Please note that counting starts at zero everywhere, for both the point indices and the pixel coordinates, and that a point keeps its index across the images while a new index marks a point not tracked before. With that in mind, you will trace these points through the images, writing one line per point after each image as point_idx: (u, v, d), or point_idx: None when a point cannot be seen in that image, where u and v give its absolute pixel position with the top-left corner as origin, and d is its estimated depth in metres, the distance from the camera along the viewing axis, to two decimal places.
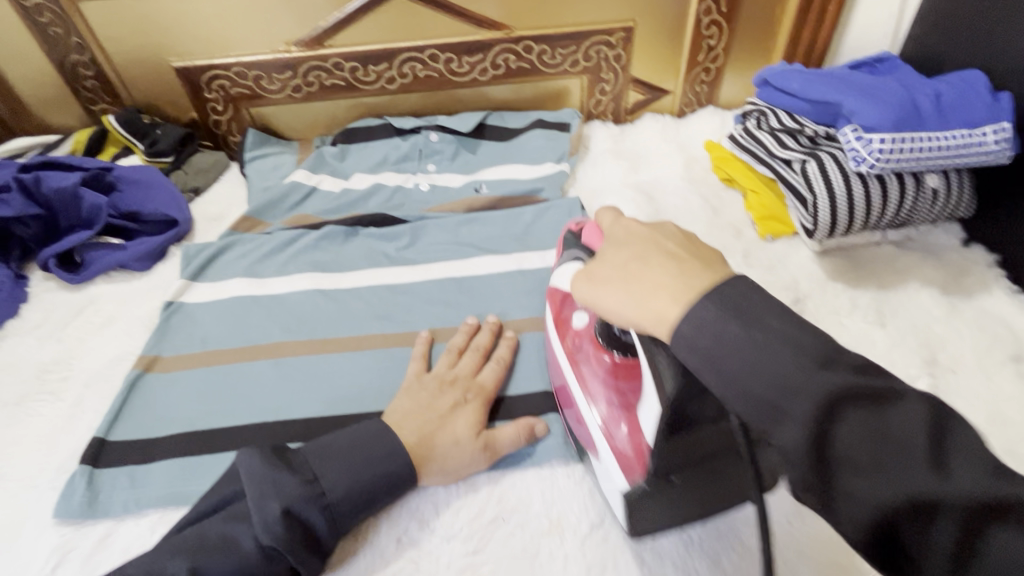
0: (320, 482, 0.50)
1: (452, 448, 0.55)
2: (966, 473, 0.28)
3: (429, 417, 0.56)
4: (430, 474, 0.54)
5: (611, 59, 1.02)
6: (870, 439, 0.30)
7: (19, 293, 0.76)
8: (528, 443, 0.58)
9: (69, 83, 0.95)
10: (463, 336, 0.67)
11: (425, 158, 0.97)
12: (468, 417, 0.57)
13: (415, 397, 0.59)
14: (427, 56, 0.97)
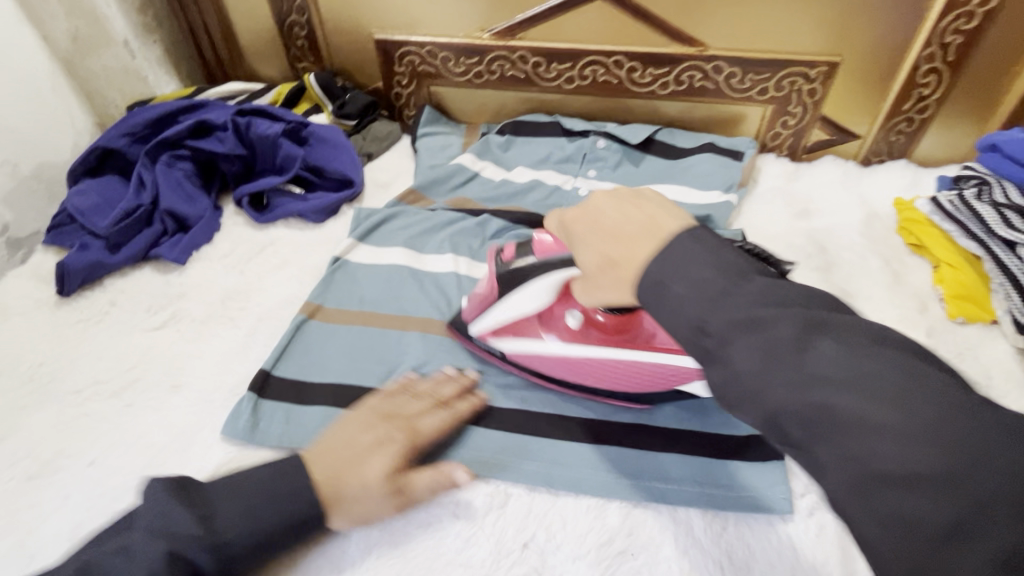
0: (215, 520, 0.46)
1: (360, 492, 0.50)
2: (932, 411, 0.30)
3: (346, 453, 0.51)
4: (339, 516, 0.50)
5: (804, 93, 0.95)
6: (958, 454, 0.29)
7: (215, 222, 0.85)
8: (444, 489, 0.54)
9: (283, 40, 1.04)
10: (433, 380, 0.63)
11: (587, 163, 0.96)
12: (386, 458, 0.52)
13: (348, 426, 0.54)
14: (611, 62, 0.96)
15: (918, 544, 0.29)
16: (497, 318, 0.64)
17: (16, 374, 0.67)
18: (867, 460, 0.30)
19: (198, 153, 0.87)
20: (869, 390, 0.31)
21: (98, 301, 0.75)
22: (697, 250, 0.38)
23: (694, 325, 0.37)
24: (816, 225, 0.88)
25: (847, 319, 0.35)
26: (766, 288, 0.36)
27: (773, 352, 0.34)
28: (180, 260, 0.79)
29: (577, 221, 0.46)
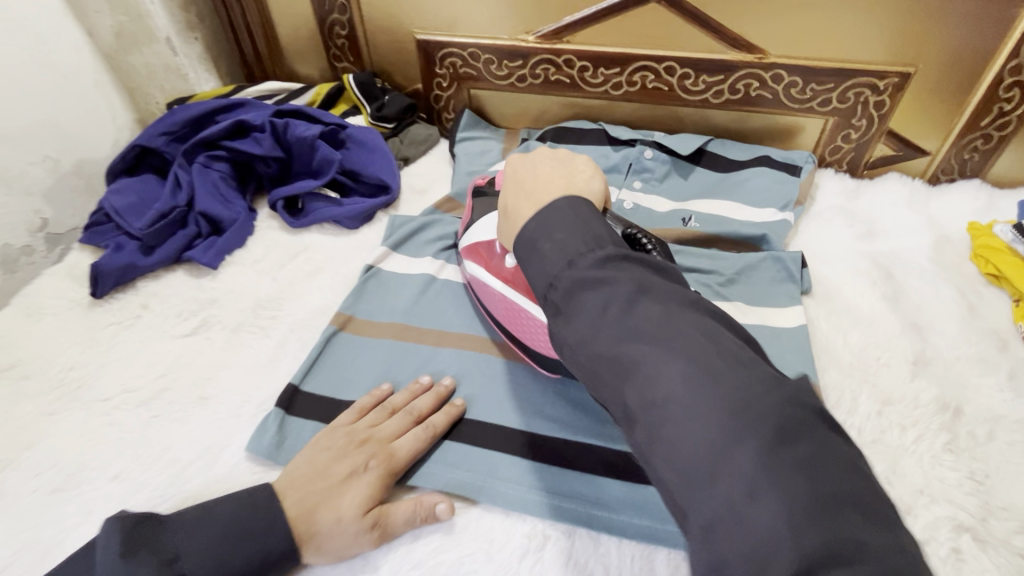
0: (180, 560, 0.45)
1: (333, 526, 0.50)
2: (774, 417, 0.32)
3: (317, 487, 0.51)
4: (313, 552, 0.50)
5: (869, 105, 0.88)
6: (820, 494, 0.29)
7: (249, 226, 0.83)
8: (423, 522, 0.53)
9: (324, 39, 1.02)
10: (406, 393, 0.62)
11: (633, 174, 0.92)
12: (358, 491, 0.52)
13: (315, 456, 0.54)
14: (662, 68, 0.91)
15: (696, 483, 0.32)
16: (470, 237, 0.71)
17: (47, 378, 0.65)
18: (664, 405, 0.35)
19: (234, 154, 0.86)
20: (677, 344, 0.36)
21: (131, 304, 0.74)
22: (567, 221, 0.44)
23: (549, 282, 0.42)
24: (880, 249, 0.82)
25: (678, 290, 0.40)
26: (615, 257, 0.41)
27: (603, 308, 0.39)
28: (212, 264, 0.77)
29: (528, 231, 0.45)
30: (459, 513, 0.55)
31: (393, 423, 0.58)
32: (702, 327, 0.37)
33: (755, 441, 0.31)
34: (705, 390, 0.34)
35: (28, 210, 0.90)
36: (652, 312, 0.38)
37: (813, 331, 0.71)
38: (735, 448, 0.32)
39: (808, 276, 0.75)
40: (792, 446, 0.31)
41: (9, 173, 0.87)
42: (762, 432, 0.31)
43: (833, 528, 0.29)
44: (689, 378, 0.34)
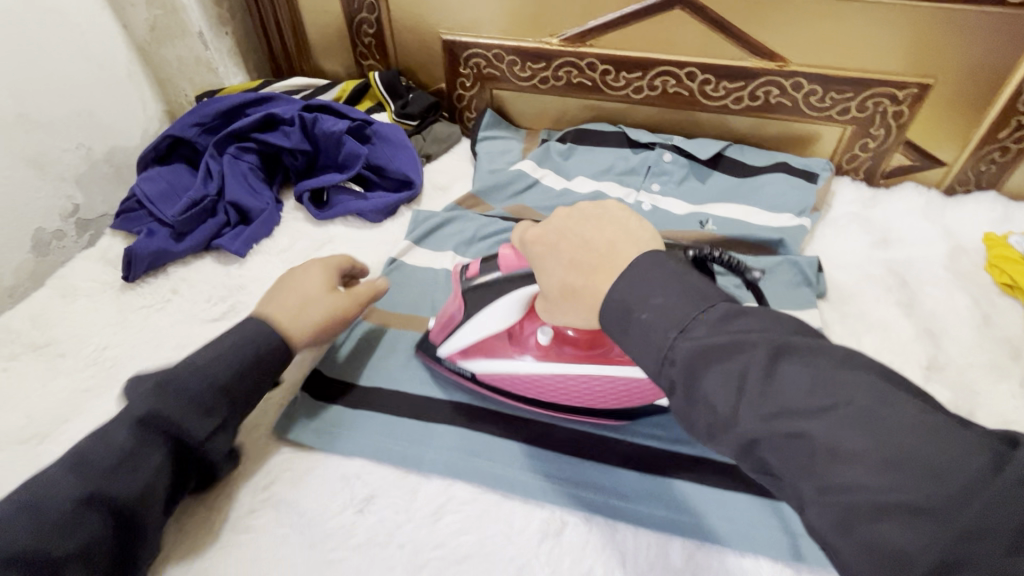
0: (121, 454, 0.47)
1: (305, 306, 0.59)
2: (878, 412, 0.31)
3: (287, 304, 0.59)
4: (301, 334, 0.59)
5: (888, 114, 0.90)
6: (950, 485, 0.29)
7: (276, 216, 0.85)
8: (377, 297, 0.67)
9: (351, 37, 1.05)
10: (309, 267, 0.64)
11: (652, 177, 0.93)
12: (313, 276, 0.62)
13: (267, 297, 0.61)
14: (684, 73, 0.92)
15: (826, 505, 0.32)
16: (466, 338, 0.60)
17: (81, 356, 0.68)
18: (844, 491, 0.31)
19: (263, 146, 0.88)
20: (837, 415, 0.32)
21: (161, 288, 0.76)
22: (667, 281, 0.39)
23: (662, 356, 0.38)
24: (895, 256, 0.83)
25: (818, 341, 0.35)
26: (731, 314, 0.37)
27: (740, 379, 0.35)
28: (240, 252, 0.79)
29: (579, 257, 0.44)
30: (479, 498, 0.56)
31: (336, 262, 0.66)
32: (774, 326, 0.36)
33: (962, 519, 0.28)
34: (804, 400, 0.33)
35: (61, 195, 0.92)
36: (720, 319, 0.37)
37: (828, 334, 0.72)
38: (955, 544, 0.28)
39: (823, 280, 0.76)
40: (1018, 523, 0.28)
41: (45, 158, 0.89)
42: (956, 513, 0.28)
43: (978, 521, 0.28)
44: (863, 456, 0.30)
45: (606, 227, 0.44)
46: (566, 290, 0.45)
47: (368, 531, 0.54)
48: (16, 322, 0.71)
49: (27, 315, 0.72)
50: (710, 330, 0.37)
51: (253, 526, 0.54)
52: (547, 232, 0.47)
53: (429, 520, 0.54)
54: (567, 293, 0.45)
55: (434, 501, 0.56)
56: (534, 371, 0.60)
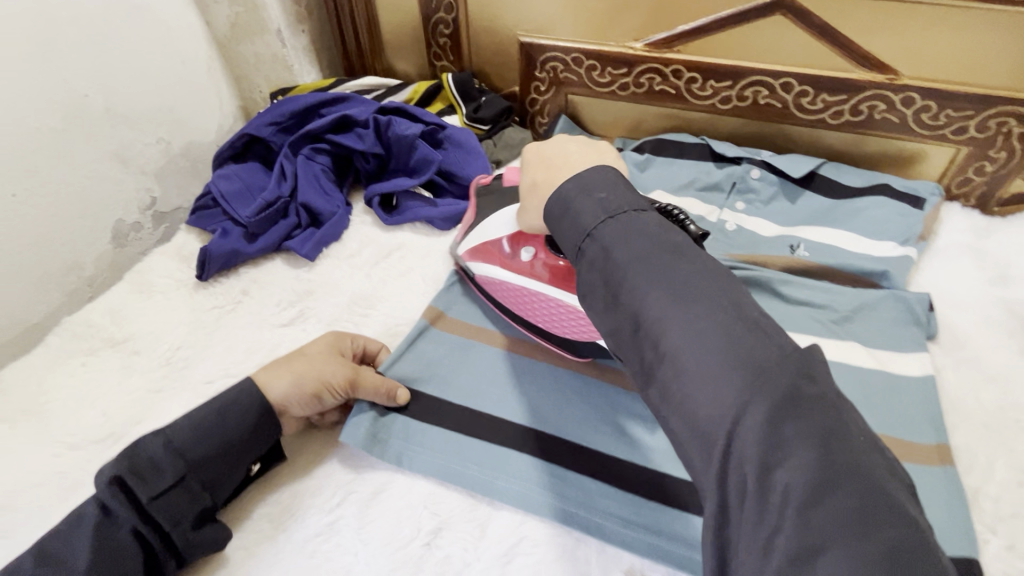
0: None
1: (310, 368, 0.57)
2: (731, 317, 0.34)
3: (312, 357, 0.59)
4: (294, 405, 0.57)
5: (1013, 136, 0.80)
6: (775, 386, 0.31)
7: (346, 220, 0.84)
8: (383, 399, 0.60)
9: (426, 36, 1.02)
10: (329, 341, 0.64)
11: (736, 194, 0.87)
12: (327, 351, 0.60)
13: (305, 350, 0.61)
14: (778, 84, 0.86)
15: (687, 397, 0.33)
16: (474, 237, 0.71)
17: (157, 355, 0.68)
18: (697, 386, 0.33)
19: (336, 148, 0.87)
20: (699, 309, 0.35)
21: (233, 288, 0.76)
22: (608, 186, 0.43)
23: (584, 234, 0.41)
24: (1015, 296, 0.74)
25: (701, 256, 0.39)
26: (643, 221, 0.40)
27: (629, 266, 0.38)
28: (310, 255, 0.78)
29: (565, 189, 0.44)
30: (553, 540, 0.52)
31: (317, 347, 0.60)
32: (675, 237, 0.40)
33: (777, 404, 0.30)
34: (681, 293, 0.36)
35: (141, 189, 0.94)
36: (634, 219, 0.41)
37: (939, 382, 0.65)
38: (768, 450, 0.29)
39: (933, 318, 0.69)
40: (810, 426, 0.29)
41: (128, 152, 0.91)
42: (779, 398, 0.30)
43: (798, 432, 0.29)
44: (706, 342, 0.34)
45: (588, 151, 0.52)
46: (530, 185, 0.53)
47: (436, 568, 0.51)
48: (96, 316, 0.72)
49: (105, 309, 0.73)
50: (624, 225, 0.40)
51: (321, 551, 0.52)
52: (535, 152, 0.54)
53: (499, 561, 0.51)
54: (531, 188, 0.53)
55: (504, 540, 0.53)
56: (511, 280, 0.66)
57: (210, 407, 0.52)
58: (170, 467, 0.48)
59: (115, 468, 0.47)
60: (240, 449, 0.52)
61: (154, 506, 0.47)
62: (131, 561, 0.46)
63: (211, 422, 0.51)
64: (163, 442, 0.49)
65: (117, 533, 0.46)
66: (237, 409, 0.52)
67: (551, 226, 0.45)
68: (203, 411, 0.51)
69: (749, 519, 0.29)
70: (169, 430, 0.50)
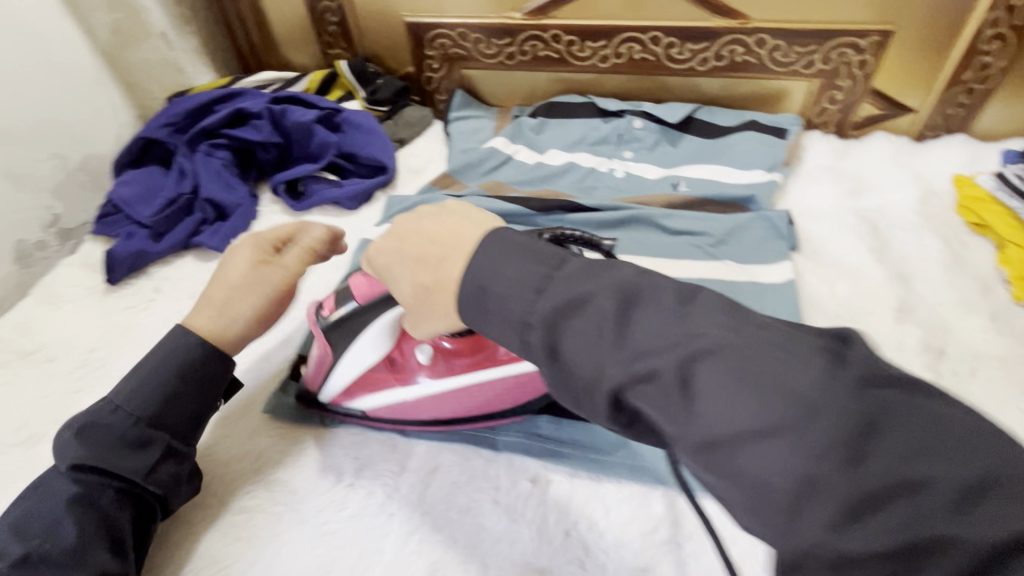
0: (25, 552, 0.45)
1: (249, 308, 0.58)
2: (712, 328, 0.33)
3: (235, 288, 0.58)
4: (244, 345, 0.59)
5: (854, 64, 0.90)
6: (793, 396, 0.29)
7: (254, 210, 0.86)
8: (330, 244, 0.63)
9: (315, 26, 1.04)
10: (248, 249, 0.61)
11: (623, 145, 0.94)
12: (258, 274, 0.59)
13: (226, 282, 0.59)
14: (648, 38, 0.92)
15: (716, 447, 0.30)
16: (342, 376, 0.58)
17: (72, 359, 0.69)
18: (725, 429, 0.30)
19: (235, 142, 0.88)
20: (691, 349, 0.32)
21: (144, 288, 0.77)
22: (514, 251, 0.38)
23: (522, 324, 0.37)
24: (867, 204, 0.84)
25: (654, 283, 0.36)
26: (587, 266, 0.37)
27: (598, 329, 0.34)
28: (220, 248, 0.80)
29: (467, 278, 0.39)
30: (466, 464, 0.58)
31: (285, 228, 0.64)
32: (603, 268, 0.37)
33: (814, 431, 0.28)
34: (675, 326, 0.33)
35: (41, 206, 0.93)
36: (563, 270, 0.37)
37: (800, 285, 0.73)
38: (819, 461, 0.27)
39: (794, 230, 0.77)
40: (866, 420, 0.28)
41: (20, 170, 0.89)
42: (845, 420, 0.28)
43: (854, 429, 0.27)
44: (708, 388, 0.31)
45: (451, 223, 0.44)
46: (420, 292, 0.43)
47: (359, 503, 0.55)
48: (5, 331, 0.72)
49: (14, 324, 0.73)
50: (561, 286, 0.36)
51: (249, 506, 0.55)
52: (392, 242, 0.45)
53: (418, 488, 0.56)
54: (420, 292, 0.43)
55: (422, 469, 0.57)
56: (425, 395, 0.58)
57: (159, 373, 0.53)
58: (150, 439, 0.51)
59: (86, 452, 0.48)
60: (207, 404, 0.55)
61: (145, 474, 0.50)
62: (123, 524, 0.48)
63: (173, 389, 0.53)
64: (132, 419, 0.50)
65: (102, 501, 0.48)
66: (193, 367, 0.54)
67: (470, 319, 0.39)
68: (160, 380, 0.52)
69: (853, 554, 0.26)
70: (129, 404, 0.51)
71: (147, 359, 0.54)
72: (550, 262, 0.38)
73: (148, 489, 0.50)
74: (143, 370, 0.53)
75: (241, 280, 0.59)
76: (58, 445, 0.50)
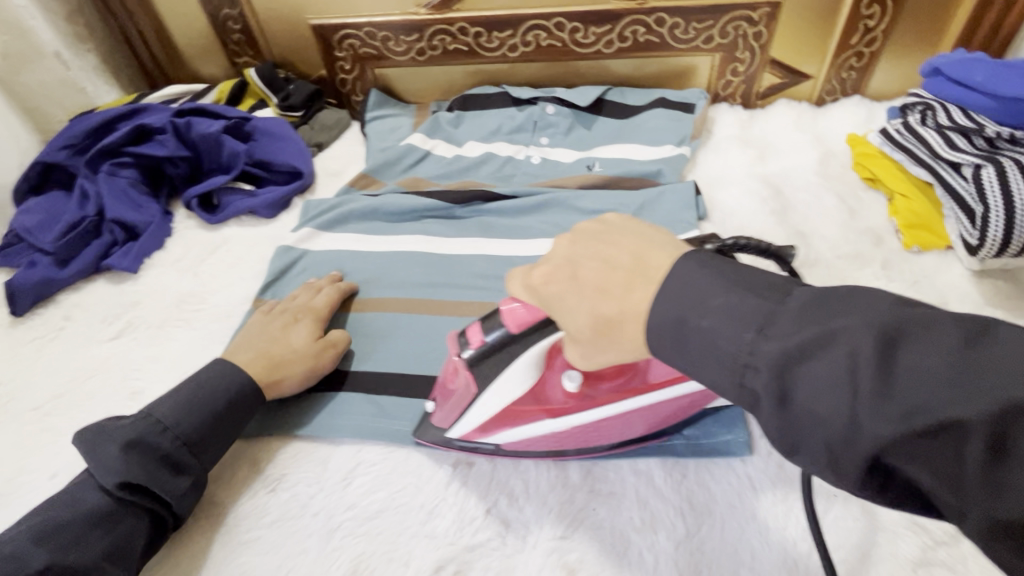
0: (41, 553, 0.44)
1: (292, 355, 0.62)
2: (883, 307, 0.29)
3: (268, 340, 0.63)
4: (285, 381, 0.61)
5: (750, 37, 0.93)
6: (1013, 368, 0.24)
7: (166, 227, 0.84)
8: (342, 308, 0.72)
9: (219, 36, 1.02)
10: (281, 312, 0.67)
11: (539, 131, 0.95)
12: (289, 332, 0.64)
13: (254, 332, 0.65)
14: (553, 25, 0.94)
15: (923, 437, 0.25)
16: (489, 409, 0.52)
17: None
18: (903, 407, 0.26)
19: (141, 159, 0.86)
20: (883, 327, 0.27)
21: (53, 317, 0.75)
22: (670, 266, 0.35)
23: (685, 326, 0.33)
24: (771, 169, 0.87)
25: (914, 311, 0.28)
26: (750, 273, 0.33)
27: (765, 320, 0.30)
28: (131, 268, 0.78)
29: (659, 307, 0.34)
30: (389, 457, 0.58)
31: (322, 298, 0.70)
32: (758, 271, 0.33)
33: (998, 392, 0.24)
34: (852, 309, 0.29)
35: None
36: (724, 274, 0.33)
37: None
38: None
39: (701, 199, 0.80)
40: None
41: None
42: None
43: None
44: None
45: (637, 240, 0.38)
46: (599, 327, 0.37)
47: (281, 506, 0.55)
48: None
49: None
50: (723, 284, 0.33)
51: None
52: (554, 270, 0.40)
53: (340, 485, 0.56)
54: (600, 327, 0.37)
55: (343, 466, 0.58)
56: (578, 423, 0.52)
57: (205, 400, 0.56)
58: (189, 463, 0.53)
59: (133, 468, 0.49)
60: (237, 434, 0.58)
61: (179, 501, 0.51)
62: (139, 540, 0.49)
63: (217, 423, 0.55)
64: (176, 438, 0.52)
65: (129, 521, 0.49)
66: (240, 407, 0.57)
67: (664, 352, 0.35)
68: (211, 406, 0.56)
69: None
70: (178, 426, 0.53)
71: (199, 387, 0.56)
72: (697, 263, 0.35)
73: (173, 513, 0.51)
74: (193, 398, 0.55)
75: (295, 347, 0.63)
76: (92, 455, 0.49)
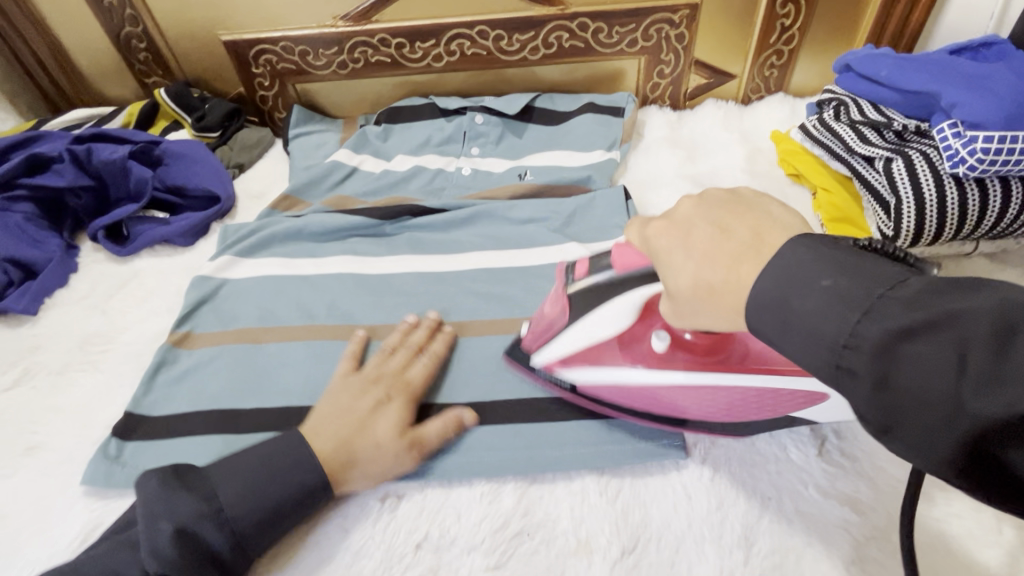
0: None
1: (373, 452, 0.52)
2: None
3: (348, 420, 0.53)
4: (353, 480, 0.51)
5: (673, 39, 0.94)
6: None
7: (70, 263, 0.78)
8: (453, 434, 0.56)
9: (124, 56, 0.96)
10: (377, 365, 0.60)
11: (469, 141, 0.93)
12: (379, 419, 0.54)
13: (336, 398, 0.56)
14: (475, 33, 0.92)
15: None
16: (570, 343, 0.55)
17: None
18: None
19: (38, 191, 0.80)
20: None
21: None
22: (818, 270, 0.33)
23: (838, 347, 0.31)
24: (702, 169, 0.88)
25: None
26: (933, 286, 0.29)
27: (950, 358, 0.27)
28: (30, 311, 0.72)
29: (767, 291, 0.35)
30: None
31: (403, 361, 0.60)
32: (951, 288, 0.29)
33: None
34: None
35: None
36: (899, 290, 0.30)
37: None
38: None
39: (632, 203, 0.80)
40: None
41: None
42: None
43: None
44: None
45: (761, 220, 0.39)
46: (702, 287, 0.39)
47: None
48: None
49: None
50: (899, 308, 0.30)
51: None
52: (670, 229, 0.42)
53: None
54: (701, 287, 0.39)
55: None
56: (656, 384, 0.53)
57: (281, 486, 0.49)
58: (235, 557, 0.48)
59: (172, 562, 0.45)
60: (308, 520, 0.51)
61: None
62: None
63: (278, 518, 0.49)
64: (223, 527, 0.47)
65: None
66: (310, 505, 0.50)
67: (771, 337, 0.35)
68: (271, 498, 0.49)
69: None
70: (227, 506, 0.48)
71: (268, 465, 0.50)
72: (864, 276, 0.32)
73: None
74: (258, 475, 0.50)
75: (379, 442, 0.52)
76: (143, 528, 0.46)
